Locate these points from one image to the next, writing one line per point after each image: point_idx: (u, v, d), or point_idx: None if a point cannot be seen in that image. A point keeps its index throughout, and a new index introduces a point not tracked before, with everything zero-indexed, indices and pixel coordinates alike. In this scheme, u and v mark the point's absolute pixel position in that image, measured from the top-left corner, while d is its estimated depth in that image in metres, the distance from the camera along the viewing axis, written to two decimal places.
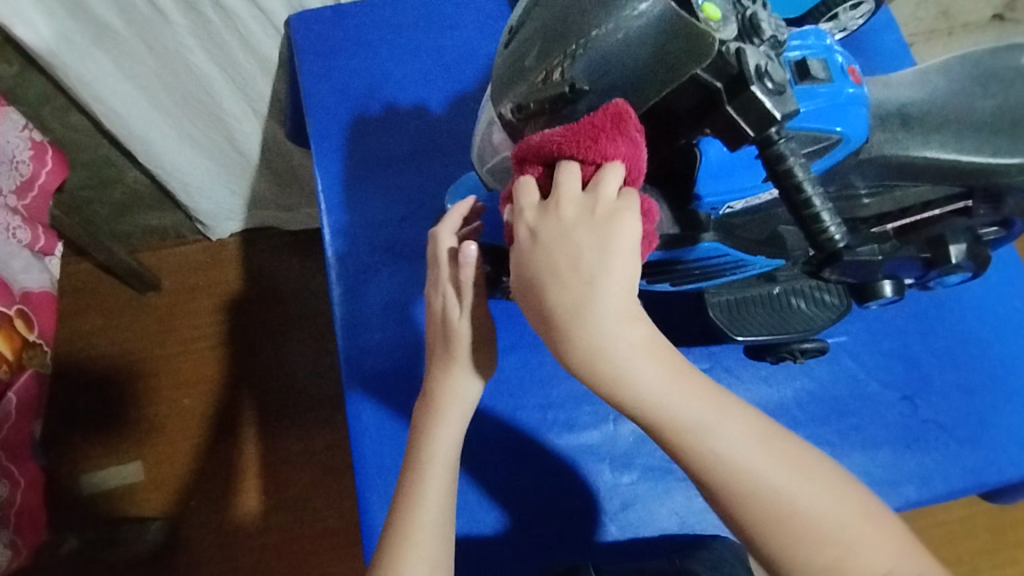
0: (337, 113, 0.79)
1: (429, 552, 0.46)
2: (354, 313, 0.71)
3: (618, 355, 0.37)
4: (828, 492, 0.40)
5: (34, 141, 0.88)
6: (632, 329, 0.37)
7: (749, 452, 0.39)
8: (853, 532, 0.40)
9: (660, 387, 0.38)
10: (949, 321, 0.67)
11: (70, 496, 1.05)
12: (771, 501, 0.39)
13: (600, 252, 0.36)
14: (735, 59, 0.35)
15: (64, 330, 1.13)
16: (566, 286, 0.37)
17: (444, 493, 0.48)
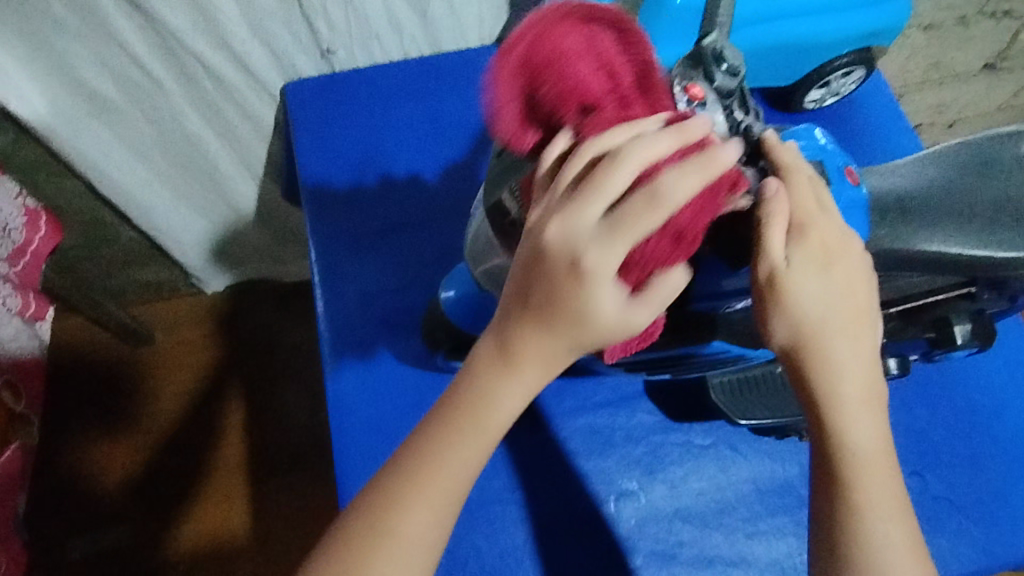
0: (335, 184, 0.79)
1: (431, 527, 0.38)
2: (347, 385, 0.69)
3: (822, 337, 0.35)
4: (901, 538, 0.36)
5: (28, 208, 0.87)
6: (858, 350, 0.35)
7: (875, 500, 0.36)
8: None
9: (851, 359, 0.35)
10: (953, 393, 0.65)
11: (57, 564, 1.01)
12: (866, 530, 0.36)
13: (848, 289, 0.35)
14: (736, 182, 0.36)
15: (55, 387, 1.11)
16: (832, 286, 0.34)
17: (469, 466, 0.38)
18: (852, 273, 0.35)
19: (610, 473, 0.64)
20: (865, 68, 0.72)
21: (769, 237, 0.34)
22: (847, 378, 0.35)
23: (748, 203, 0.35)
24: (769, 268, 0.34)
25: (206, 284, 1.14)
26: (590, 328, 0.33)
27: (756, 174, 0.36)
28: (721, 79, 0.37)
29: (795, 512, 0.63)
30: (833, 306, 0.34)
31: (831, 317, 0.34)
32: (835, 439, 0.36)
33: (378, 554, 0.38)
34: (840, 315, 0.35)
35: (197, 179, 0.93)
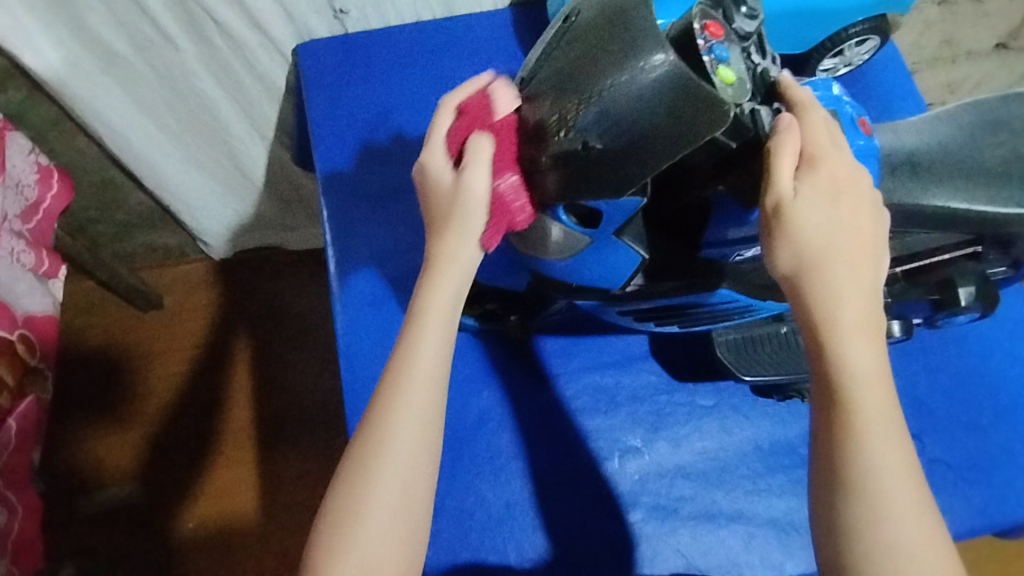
0: (346, 143, 0.79)
1: (418, 420, 0.43)
2: (357, 341, 0.70)
3: (824, 263, 0.36)
4: (900, 469, 0.37)
5: (41, 165, 0.88)
6: (863, 280, 0.37)
7: (872, 426, 0.37)
8: (915, 524, 0.36)
9: (853, 288, 0.37)
10: (955, 360, 0.66)
11: (68, 518, 1.03)
12: (863, 459, 0.36)
13: (853, 221, 0.37)
14: (751, 121, 0.39)
15: (65, 348, 1.12)
16: (836, 216, 0.37)
17: (438, 351, 0.43)
18: (858, 205, 0.37)
19: (614, 430, 0.66)
20: (880, 36, 0.72)
21: (778, 168, 0.37)
22: (847, 303, 0.37)
23: (763, 139, 0.39)
24: (776, 196, 0.37)
25: (214, 250, 1.14)
26: (448, 208, 0.42)
27: (771, 114, 0.40)
28: (740, 22, 0.39)
29: (794, 472, 0.64)
30: (835, 232, 0.37)
31: (835, 244, 0.36)
32: (834, 364, 0.37)
33: (381, 471, 0.42)
34: (845, 244, 0.37)
35: (208, 141, 0.93)
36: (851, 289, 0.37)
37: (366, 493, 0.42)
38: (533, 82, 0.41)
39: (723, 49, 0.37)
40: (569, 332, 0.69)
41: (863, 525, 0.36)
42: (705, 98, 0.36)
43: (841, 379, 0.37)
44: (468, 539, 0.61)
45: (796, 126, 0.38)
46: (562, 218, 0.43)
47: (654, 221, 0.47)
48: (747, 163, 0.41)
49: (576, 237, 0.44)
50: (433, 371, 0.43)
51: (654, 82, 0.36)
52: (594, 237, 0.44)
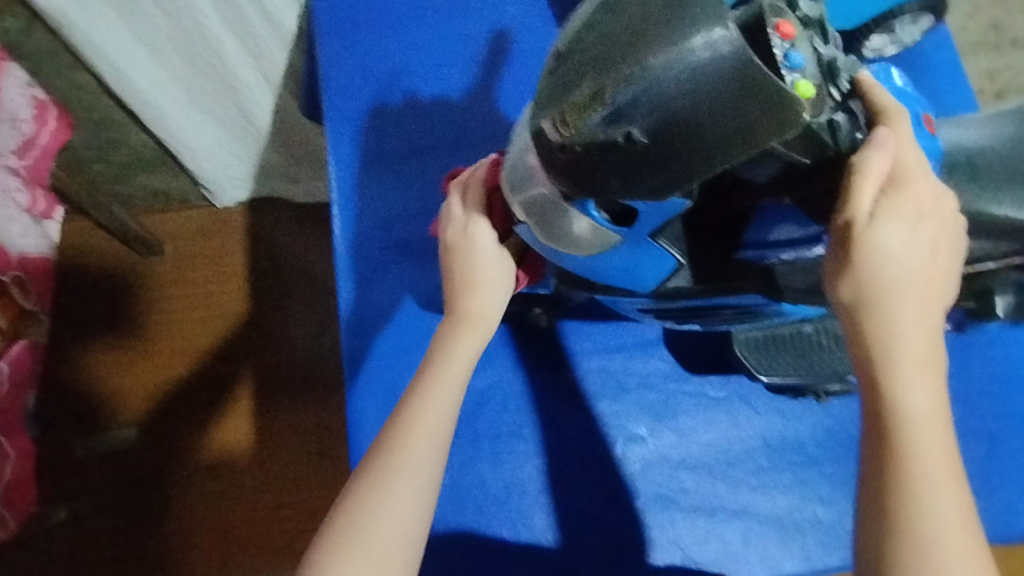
0: (357, 97, 0.75)
1: (426, 442, 0.48)
2: (361, 310, 0.68)
3: (895, 294, 0.35)
4: (955, 504, 0.36)
5: (37, 99, 0.84)
6: (928, 313, 0.36)
7: (929, 469, 0.35)
8: (965, 560, 0.35)
9: (920, 321, 0.36)
10: (977, 364, 0.64)
11: (61, 460, 1.03)
12: (917, 497, 0.35)
13: (929, 249, 0.36)
14: (831, 136, 0.36)
15: (61, 289, 1.10)
16: (916, 242, 0.36)
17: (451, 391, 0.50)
18: (936, 234, 0.36)
19: (621, 417, 0.64)
20: (936, 16, 0.67)
21: (860, 187, 0.35)
22: (906, 336, 0.36)
23: (844, 158, 0.37)
24: (850, 217, 0.35)
25: (217, 199, 1.11)
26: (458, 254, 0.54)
27: (848, 121, 0.37)
28: (803, 10, 0.36)
29: (801, 471, 0.63)
30: (910, 261, 0.35)
31: (906, 274, 0.35)
32: (890, 401, 0.36)
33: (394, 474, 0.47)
34: (916, 276, 0.36)
35: (212, 83, 0.89)
36: (915, 323, 0.36)
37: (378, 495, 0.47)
38: (573, 52, 0.36)
39: (797, 55, 0.34)
40: (580, 314, 0.67)
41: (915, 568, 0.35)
42: (771, 99, 0.33)
43: (897, 415, 0.36)
44: (464, 516, 0.60)
45: (888, 144, 0.35)
46: (592, 213, 0.40)
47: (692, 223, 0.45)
48: (822, 178, 0.38)
49: (606, 233, 0.41)
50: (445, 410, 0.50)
51: (714, 74, 0.33)
52: (624, 235, 0.41)
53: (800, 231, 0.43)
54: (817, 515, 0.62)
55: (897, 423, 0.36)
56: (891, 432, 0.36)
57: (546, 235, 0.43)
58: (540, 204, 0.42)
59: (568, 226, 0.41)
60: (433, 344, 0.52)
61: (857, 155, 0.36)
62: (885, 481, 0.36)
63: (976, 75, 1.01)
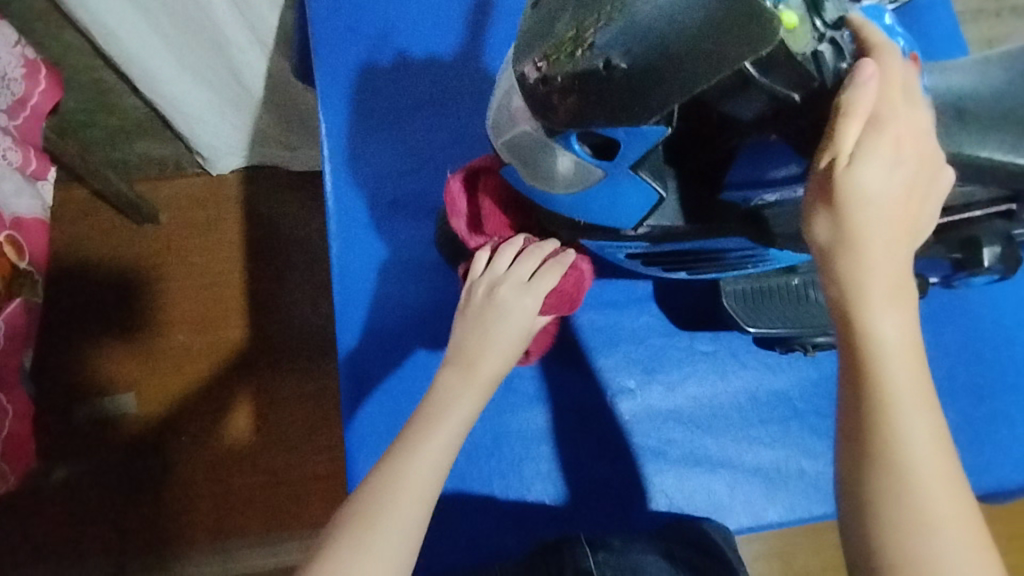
0: (347, 54, 0.74)
1: (412, 502, 0.48)
2: (352, 269, 0.69)
3: (870, 234, 0.36)
4: (929, 429, 0.37)
5: (27, 58, 0.82)
6: (901, 247, 0.36)
7: (907, 399, 0.37)
8: (941, 483, 0.37)
9: (893, 256, 0.36)
10: (966, 321, 0.65)
11: (61, 423, 1.04)
12: (897, 429, 0.37)
13: (908, 184, 0.36)
14: (815, 66, 0.36)
15: (58, 256, 1.11)
16: (895, 178, 0.35)
17: (441, 451, 0.50)
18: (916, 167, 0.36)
19: (609, 371, 0.65)
20: None
21: (842, 127, 0.34)
22: (877, 272, 0.36)
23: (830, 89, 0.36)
24: (832, 156, 0.35)
25: (211, 166, 1.11)
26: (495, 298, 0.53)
27: (836, 52, 0.37)
28: None
29: (788, 424, 0.64)
30: (888, 198, 0.35)
31: (882, 211, 0.35)
32: (865, 338, 0.37)
33: (378, 531, 0.47)
34: (893, 212, 0.36)
35: (203, 44, 0.88)
36: (888, 260, 0.36)
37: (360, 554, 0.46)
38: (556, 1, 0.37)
39: None
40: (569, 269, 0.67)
41: (898, 494, 0.36)
42: (750, 20, 0.32)
43: (873, 351, 0.37)
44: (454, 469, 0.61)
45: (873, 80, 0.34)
46: (574, 147, 0.40)
47: (679, 167, 0.45)
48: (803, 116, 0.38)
49: (587, 167, 0.41)
50: (433, 471, 0.49)
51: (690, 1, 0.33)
52: (607, 170, 0.41)
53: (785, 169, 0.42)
54: (802, 466, 0.63)
55: (875, 359, 0.37)
56: (869, 371, 0.37)
57: (533, 178, 0.44)
58: (524, 142, 0.42)
59: (553, 162, 0.42)
60: (423, 403, 0.52)
61: (842, 94, 0.35)
62: (864, 417, 0.37)
63: (976, 42, 1.00)
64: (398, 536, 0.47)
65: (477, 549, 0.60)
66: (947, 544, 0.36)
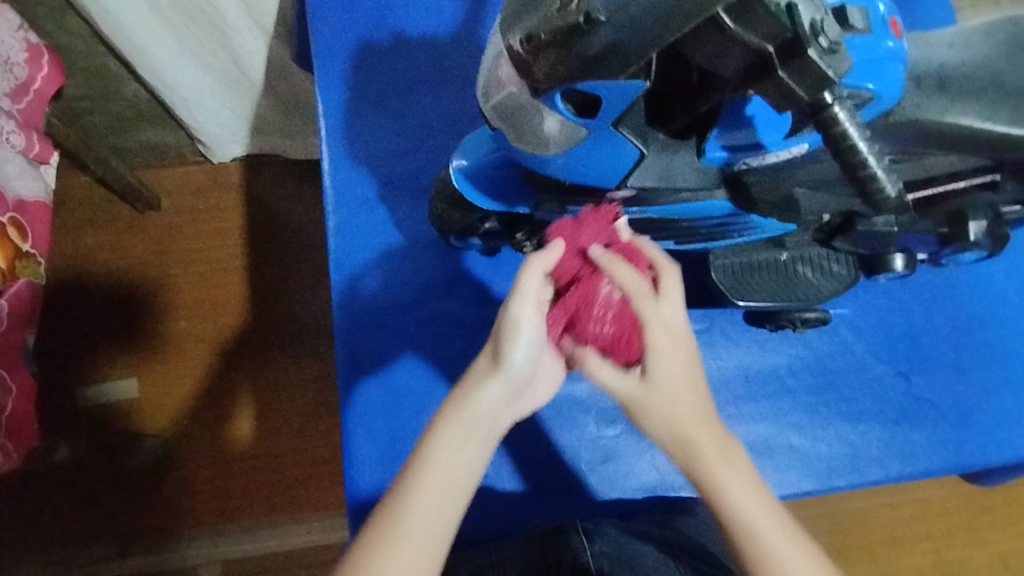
0: (344, 36, 0.74)
1: (417, 551, 0.42)
2: (348, 248, 0.69)
3: (659, 374, 0.46)
4: (751, 485, 0.46)
5: (29, 42, 0.84)
6: (680, 373, 0.46)
7: (724, 472, 0.46)
8: (773, 522, 0.45)
9: (675, 380, 0.46)
10: (953, 301, 0.67)
11: (66, 406, 1.06)
12: (723, 496, 0.46)
13: (671, 328, 0.46)
14: (788, 19, 0.33)
15: (61, 242, 1.12)
16: (658, 327, 0.46)
17: (449, 485, 0.43)
18: (673, 312, 0.46)
19: None
20: None
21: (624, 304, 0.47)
22: (696, 438, 0.46)
23: (804, 42, 0.33)
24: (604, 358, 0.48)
25: (212, 153, 1.12)
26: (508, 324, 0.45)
27: (810, 6, 0.34)
28: None
29: (777, 399, 0.64)
30: (659, 340, 0.46)
31: (657, 352, 0.46)
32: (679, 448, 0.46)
33: None
34: (664, 350, 0.46)
35: (203, 30, 0.89)
36: (674, 383, 0.46)
37: None
38: None
39: None
40: None
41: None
42: None
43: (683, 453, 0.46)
44: None
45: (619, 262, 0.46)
46: (560, 107, 0.40)
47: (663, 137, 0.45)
48: None
49: (573, 126, 0.42)
50: (444, 508, 0.43)
51: None
52: (591, 129, 0.42)
53: (749, 139, 0.44)
54: (792, 441, 0.63)
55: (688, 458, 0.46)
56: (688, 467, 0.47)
57: (522, 140, 0.45)
58: (513, 103, 0.43)
59: (540, 122, 0.43)
60: (426, 433, 0.44)
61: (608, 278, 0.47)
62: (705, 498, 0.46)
63: None
64: None
65: (470, 517, 0.62)
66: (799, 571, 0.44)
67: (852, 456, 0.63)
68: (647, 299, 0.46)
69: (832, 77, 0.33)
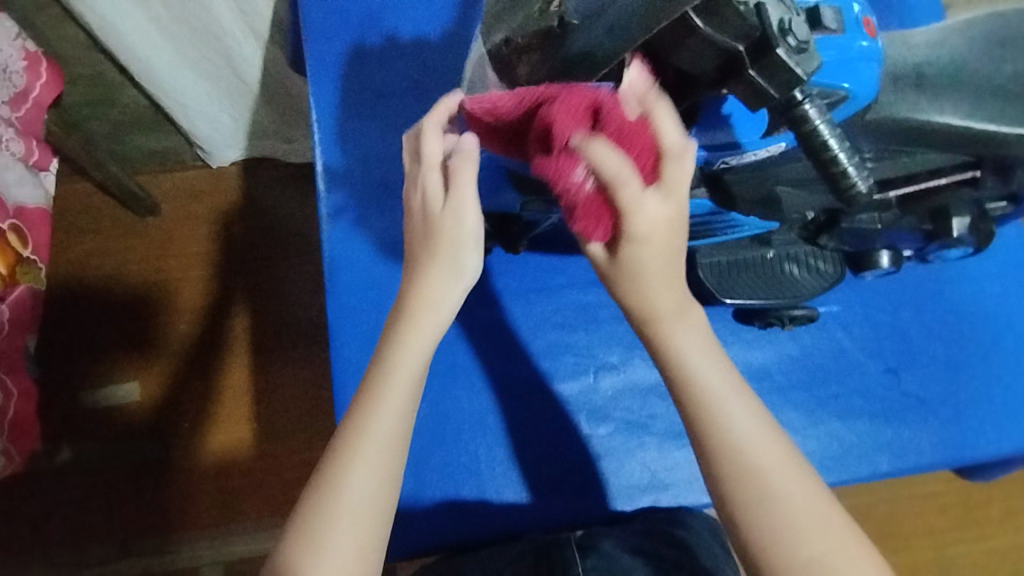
0: (336, 40, 0.75)
1: (379, 459, 0.46)
2: (341, 250, 0.70)
3: (640, 265, 0.43)
4: (739, 400, 0.46)
5: (28, 51, 0.85)
6: (668, 270, 0.43)
7: (709, 378, 0.46)
8: (758, 437, 0.46)
9: (662, 279, 0.43)
10: (943, 296, 0.67)
11: (68, 409, 1.07)
12: (709, 407, 0.46)
13: (661, 220, 0.40)
14: (757, 18, 0.34)
15: (63, 248, 1.13)
16: (650, 218, 0.40)
17: (405, 400, 0.47)
18: (668, 204, 0.40)
19: (593, 347, 0.68)
20: None
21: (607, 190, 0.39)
22: (662, 306, 0.45)
23: (773, 41, 0.34)
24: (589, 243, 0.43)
25: (209, 158, 1.13)
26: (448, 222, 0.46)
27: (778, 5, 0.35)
28: None
29: (767, 396, 0.64)
30: (645, 233, 0.40)
31: (646, 245, 0.41)
32: (665, 351, 0.47)
33: (345, 494, 0.45)
34: (653, 245, 0.41)
35: (198, 37, 0.90)
36: (658, 282, 0.44)
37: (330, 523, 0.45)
38: None
39: None
40: (552, 247, 0.70)
41: (744, 492, 0.45)
42: None
43: (674, 359, 0.46)
44: (438, 447, 0.64)
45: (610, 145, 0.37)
46: None
47: None
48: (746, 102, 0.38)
49: None
50: (398, 417, 0.47)
51: None
52: None
53: (727, 137, 0.44)
54: None
55: (676, 364, 0.46)
56: (676, 373, 0.46)
57: None
58: None
59: None
60: (377, 350, 0.48)
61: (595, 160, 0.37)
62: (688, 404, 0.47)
63: None
64: (367, 494, 0.45)
65: (463, 514, 0.63)
66: (778, 485, 0.44)
67: (842, 453, 0.63)
68: (636, 189, 0.38)
69: (801, 74, 0.35)
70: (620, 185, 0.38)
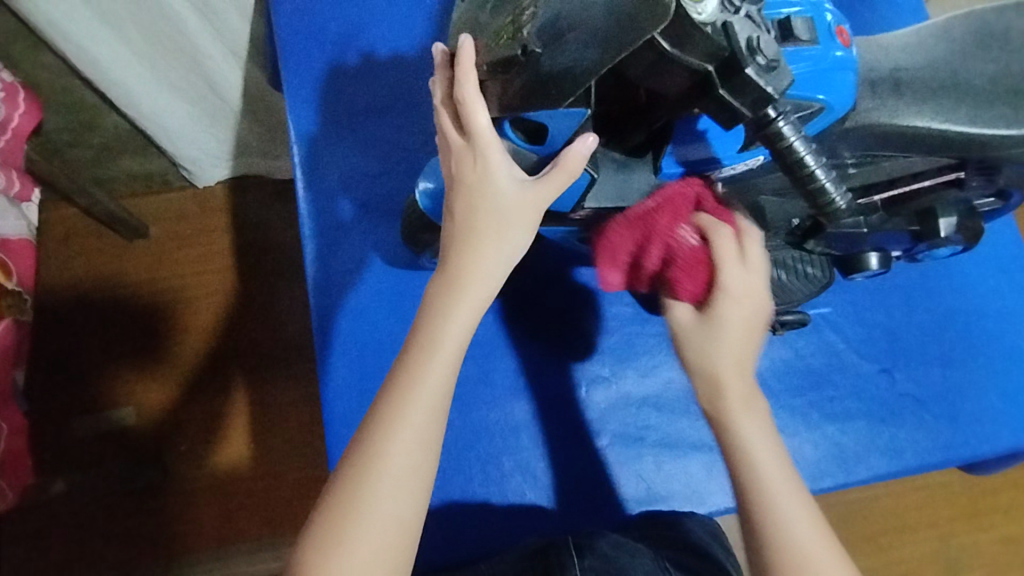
0: (313, 60, 0.74)
1: (413, 441, 0.43)
2: (327, 274, 0.70)
3: (722, 326, 0.45)
4: (797, 492, 0.44)
5: (5, 82, 0.85)
6: (744, 343, 0.44)
7: (766, 457, 0.44)
8: (808, 525, 0.43)
9: (735, 348, 0.44)
10: (935, 293, 0.67)
11: (62, 439, 1.06)
12: (760, 481, 0.44)
13: (750, 290, 0.45)
14: (725, 38, 0.35)
15: (51, 275, 1.12)
16: (743, 280, 0.44)
17: (445, 379, 0.43)
18: (755, 279, 0.45)
19: (583, 360, 0.67)
20: None
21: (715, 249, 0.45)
22: (728, 375, 0.44)
23: (740, 60, 0.35)
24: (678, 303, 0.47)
25: (195, 178, 1.12)
26: (501, 201, 0.43)
27: (746, 24, 0.36)
28: None
29: None
30: (737, 294, 0.44)
31: (732, 309, 0.44)
32: (722, 425, 0.45)
33: (377, 489, 0.42)
34: (740, 312, 0.44)
35: (176, 58, 0.89)
36: (730, 351, 0.44)
37: (362, 517, 0.41)
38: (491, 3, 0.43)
39: None
40: (540, 260, 0.69)
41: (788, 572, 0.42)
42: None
43: (731, 434, 0.45)
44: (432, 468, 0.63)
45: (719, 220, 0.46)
46: (510, 135, 0.46)
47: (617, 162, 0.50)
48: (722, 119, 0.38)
49: (523, 153, 0.47)
50: (438, 399, 0.43)
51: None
52: (540, 154, 0.47)
53: (705, 152, 0.48)
54: None
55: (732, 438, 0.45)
56: (732, 449, 0.45)
57: None
58: None
59: None
60: (417, 320, 0.44)
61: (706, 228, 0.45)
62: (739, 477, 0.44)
63: None
64: (399, 486, 0.42)
65: (461, 535, 0.62)
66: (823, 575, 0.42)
67: (840, 456, 0.63)
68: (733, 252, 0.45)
69: (771, 93, 0.35)
70: (725, 249, 0.45)
